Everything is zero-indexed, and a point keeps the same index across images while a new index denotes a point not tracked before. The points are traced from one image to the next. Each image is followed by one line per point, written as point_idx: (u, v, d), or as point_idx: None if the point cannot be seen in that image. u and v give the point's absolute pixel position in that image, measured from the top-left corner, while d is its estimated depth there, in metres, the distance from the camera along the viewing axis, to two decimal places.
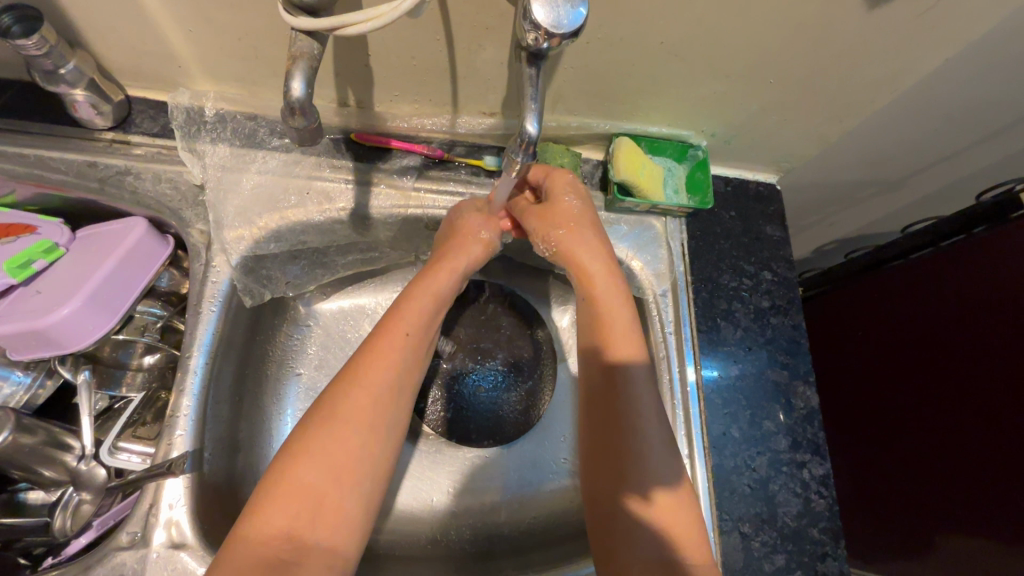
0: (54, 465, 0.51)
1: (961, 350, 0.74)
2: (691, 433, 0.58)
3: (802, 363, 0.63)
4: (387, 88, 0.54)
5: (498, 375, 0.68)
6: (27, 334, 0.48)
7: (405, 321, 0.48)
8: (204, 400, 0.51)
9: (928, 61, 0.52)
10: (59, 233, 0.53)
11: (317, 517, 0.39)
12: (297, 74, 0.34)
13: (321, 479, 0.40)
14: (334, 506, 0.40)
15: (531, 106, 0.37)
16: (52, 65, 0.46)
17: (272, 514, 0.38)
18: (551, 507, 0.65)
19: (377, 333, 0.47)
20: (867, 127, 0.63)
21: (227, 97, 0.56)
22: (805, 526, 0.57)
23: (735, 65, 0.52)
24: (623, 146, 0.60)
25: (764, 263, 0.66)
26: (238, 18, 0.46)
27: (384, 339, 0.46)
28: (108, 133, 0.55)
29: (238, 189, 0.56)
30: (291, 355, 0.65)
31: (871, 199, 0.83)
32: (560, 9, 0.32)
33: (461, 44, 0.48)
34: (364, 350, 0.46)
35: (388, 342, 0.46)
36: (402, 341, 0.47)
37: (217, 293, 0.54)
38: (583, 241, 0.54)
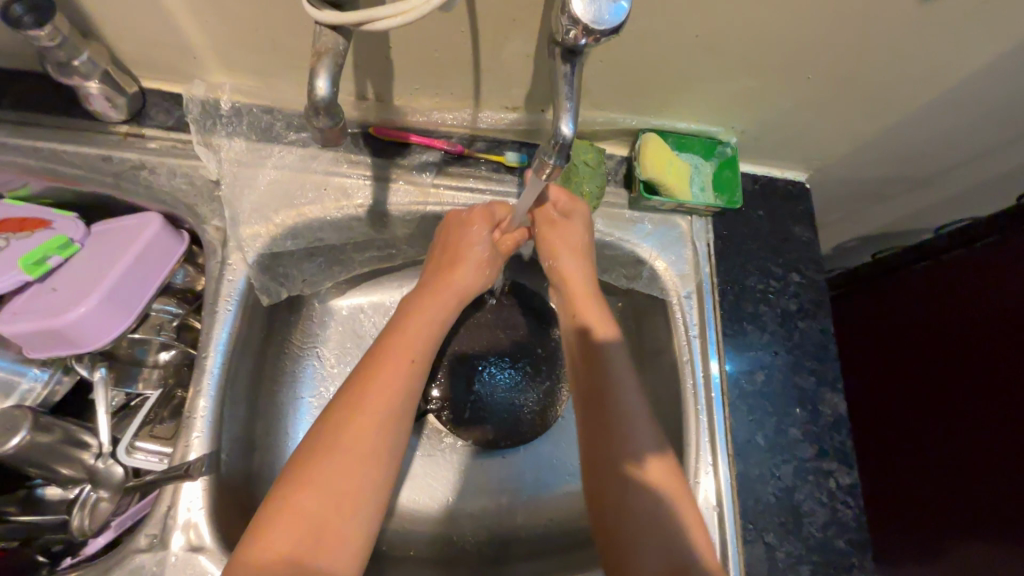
0: (71, 464, 0.50)
1: (992, 356, 0.72)
2: (716, 439, 0.57)
3: (830, 369, 0.61)
4: (408, 82, 0.52)
5: (514, 373, 0.67)
6: (44, 333, 0.48)
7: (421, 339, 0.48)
8: (220, 400, 0.51)
9: (977, 55, 0.50)
10: (74, 227, 0.52)
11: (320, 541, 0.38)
12: (322, 71, 0.32)
13: (325, 505, 0.39)
14: (338, 527, 0.39)
15: (565, 105, 0.36)
16: (66, 57, 0.45)
17: (276, 536, 0.38)
18: (567, 509, 0.65)
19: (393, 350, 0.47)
20: (907, 124, 0.60)
21: (244, 89, 0.54)
22: (831, 536, 0.55)
23: (773, 59, 0.49)
24: (651, 142, 0.58)
25: (792, 265, 0.64)
26: (256, 8, 0.44)
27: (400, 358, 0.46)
28: (122, 125, 0.54)
29: (255, 185, 0.55)
30: (308, 352, 0.65)
31: (902, 197, 0.80)
32: (601, 4, 0.30)
33: (487, 36, 0.46)
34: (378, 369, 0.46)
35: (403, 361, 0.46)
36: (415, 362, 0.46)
37: (233, 292, 0.53)
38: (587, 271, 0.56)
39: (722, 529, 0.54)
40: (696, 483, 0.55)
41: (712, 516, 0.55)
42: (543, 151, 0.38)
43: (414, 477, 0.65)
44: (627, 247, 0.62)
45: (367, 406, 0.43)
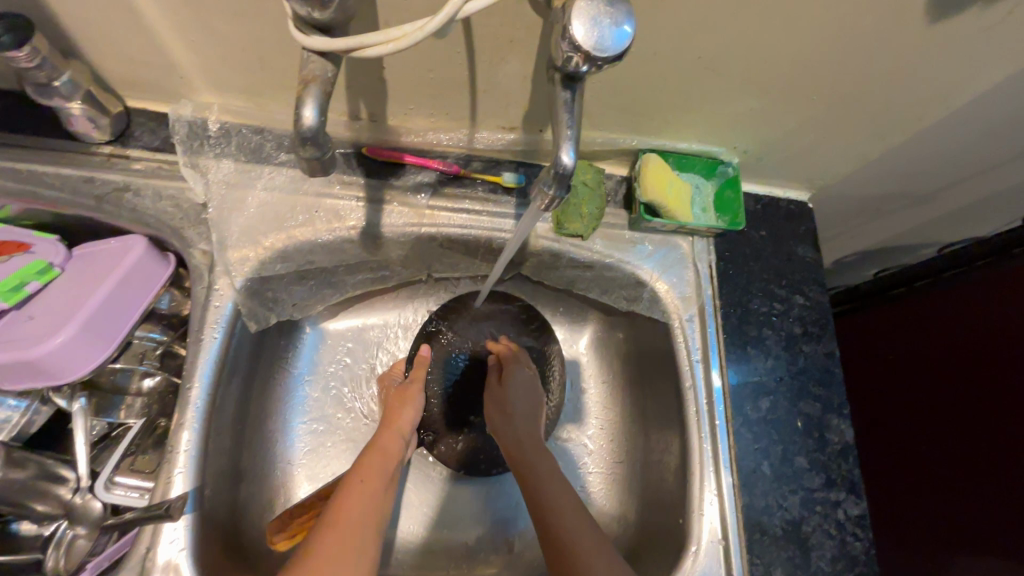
0: (46, 499, 0.48)
1: (1000, 380, 0.70)
2: (721, 469, 0.55)
3: (836, 395, 0.59)
4: (402, 102, 0.51)
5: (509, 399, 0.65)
6: (17, 364, 0.45)
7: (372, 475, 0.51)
8: (205, 434, 0.48)
9: (985, 76, 0.49)
10: (54, 252, 0.51)
11: None
12: (310, 100, 0.30)
13: None
14: None
15: (566, 133, 0.34)
16: (45, 78, 0.43)
17: None
18: None
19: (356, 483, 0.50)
20: (912, 144, 0.59)
21: (233, 109, 0.53)
22: (840, 571, 0.53)
23: (777, 80, 0.48)
24: (651, 163, 0.57)
25: (796, 287, 0.63)
26: (244, 28, 0.42)
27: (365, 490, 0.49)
28: (105, 146, 0.52)
29: (243, 207, 0.53)
30: (300, 375, 0.63)
31: (905, 215, 0.79)
32: (602, 29, 0.29)
33: (483, 57, 0.45)
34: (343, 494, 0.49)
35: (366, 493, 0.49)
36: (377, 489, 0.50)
37: (219, 319, 0.51)
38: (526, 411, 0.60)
39: (728, 564, 0.52)
40: (700, 515, 0.54)
41: (718, 550, 0.53)
42: (542, 182, 0.36)
43: (403, 505, 0.63)
44: (628, 269, 0.60)
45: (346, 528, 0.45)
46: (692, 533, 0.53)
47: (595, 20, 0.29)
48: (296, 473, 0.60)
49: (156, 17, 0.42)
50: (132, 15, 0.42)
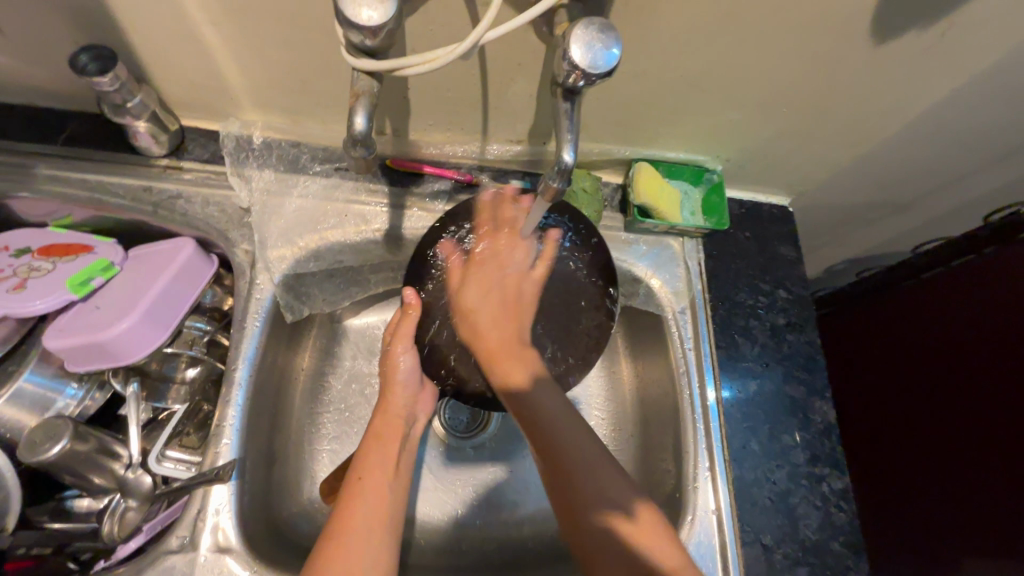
0: (102, 472, 0.53)
1: (971, 369, 0.75)
2: (713, 446, 0.60)
3: (818, 379, 0.65)
4: (423, 119, 0.58)
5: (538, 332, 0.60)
6: (87, 347, 0.52)
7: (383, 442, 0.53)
8: (247, 411, 0.54)
9: (933, 90, 0.56)
10: (114, 251, 0.57)
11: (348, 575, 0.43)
12: (360, 109, 0.38)
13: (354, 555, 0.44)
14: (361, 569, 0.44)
15: (567, 137, 0.41)
16: (121, 99, 0.50)
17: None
18: None
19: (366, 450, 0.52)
20: (878, 153, 0.66)
21: (274, 126, 0.60)
22: (826, 539, 0.58)
23: (751, 96, 0.55)
24: (642, 171, 0.64)
25: (779, 282, 0.69)
26: (293, 56, 0.50)
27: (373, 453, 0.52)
28: (162, 159, 0.59)
29: (282, 211, 0.60)
30: (327, 366, 0.68)
31: (882, 220, 0.85)
32: (595, 51, 0.36)
33: (495, 77, 0.52)
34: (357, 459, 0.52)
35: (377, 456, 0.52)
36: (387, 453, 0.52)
37: (261, 309, 0.57)
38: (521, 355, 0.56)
39: (721, 533, 0.57)
40: (695, 488, 0.58)
41: (711, 520, 0.57)
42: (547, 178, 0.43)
43: (418, 487, 0.67)
44: (624, 266, 0.67)
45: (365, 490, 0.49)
46: (687, 504, 0.58)
47: (589, 43, 0.36)
48: (317, 460, 0.64)
49: (219, 49, 0.50)
50: (199, 47, 0.49)
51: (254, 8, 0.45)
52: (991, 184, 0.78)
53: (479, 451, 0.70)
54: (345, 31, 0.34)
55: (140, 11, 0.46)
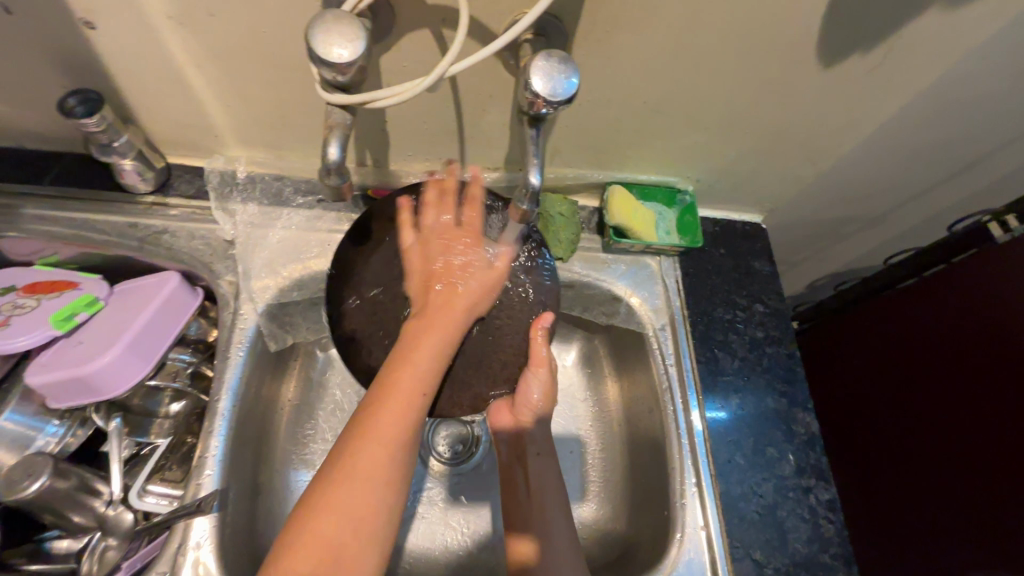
0: (82, 511, 0.52)
1: (950, 378, 0.76)
2: (698, 461, 0.60)
3: (799, 391, 0.65)
4: (401, 150, 0.60)
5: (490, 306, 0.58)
6: (70, 382, 0.52)
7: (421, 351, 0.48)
8: (230, 440, 0.54)
9: (883, 109, 0.59)
10: (99, 287, 0.58)
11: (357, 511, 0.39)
12: (334, 140, 0.39)
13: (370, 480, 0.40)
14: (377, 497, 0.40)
15: (533, 161, 0.43)
16: (108, 139, 0.52)
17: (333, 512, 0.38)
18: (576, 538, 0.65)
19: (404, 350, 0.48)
20: (840, 168, 0.69)
21: (259, 161, 0.62)
22: (816, 551, 0.58)
23: (712, 119, 0.58)
24: (616, 193, 0.66)
25: (755, 296, 0.70)
26: (274, 93, 0.52)
27: (411, 352, 0.47)
28: (148, 196, 0.61)
29: (266, 243, 0.61)
30: (311, 396, 0.68)
31: (855, 234, 0.88)
32: (555, 80, 0.38)
33: (469, 109, 0.54)
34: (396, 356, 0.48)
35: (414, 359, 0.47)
36: (427, 360, 0.47)
37: (244, 339, 0.58)
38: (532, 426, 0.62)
39: (711, 551, 0.56)
40: (683, 505, 0.58)
41: (700, 537, 0.57)
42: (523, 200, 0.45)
43: (405, 517, 0.66)
44: (604, 286, 0.68)
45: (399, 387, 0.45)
46: (676, 522, 0.57)
47: (549, 74, 0.38)
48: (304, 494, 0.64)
49: (204, 90, 0.52)
50: (184, 88, 0.52)
51: (237, 50, 0.47)
52: (954, 196, 0.81)
53: (468, 477, 0.70)
54: (318, 67, 0.36)
55: (127, 56, 0.48)
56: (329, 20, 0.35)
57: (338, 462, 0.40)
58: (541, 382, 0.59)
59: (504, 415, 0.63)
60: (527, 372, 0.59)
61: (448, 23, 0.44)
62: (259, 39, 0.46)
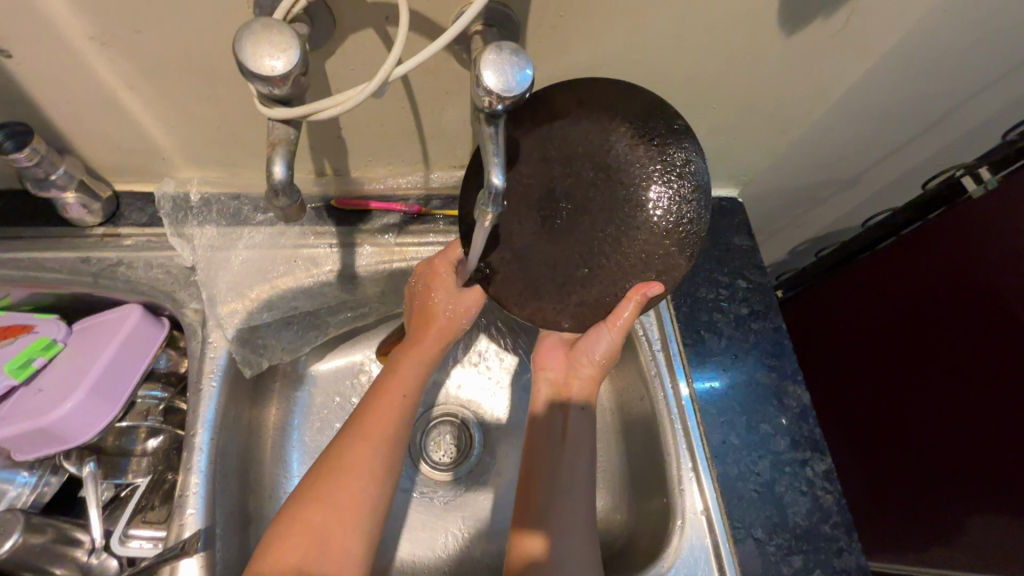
0: (64, 563, 0.50)
1: (938, 333, 0.77)
2: (693, 446, 0.60)
3: (788, 363, 0.65)
4: (361, 155, 0.58)
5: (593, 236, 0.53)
6: (34, 433, 0.49)
7: (397, 391, 0.53)
8: (212, 475, 0.52)
9: (850, 73, 0.58)
10: (56, 328, 0.55)
11: (324, 551, 0.44)
12: (279, 158, 0.37)
13: (329, 520, 0.45)
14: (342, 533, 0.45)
15: (494, 159, 0.40)
16: (44, 173, 0.49)
17: (285, 552, 0.43)
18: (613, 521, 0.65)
19: (375, 397, 0.53)
20: (811, 135, 0.68)
21: (212, 180, 0.59)
22: (817, 523, 0.57)
23: (679, 97, 0.57)
24: None
25: (737, 272, 0.69)
26: (217, 109, 0.49)
27: (380, 405, 0.52)
28: (98, 228, 0.58)
29: (229, 266, 0.59)
30: (298, 417, 0.66)
31: (831, 198, 0.87)
32: (507, 74, 0.36)
33: (427, 108, 0.52)
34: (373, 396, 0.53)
35: (383, 407, 0.52)
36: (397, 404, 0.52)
37: (216, 368, 0.55)
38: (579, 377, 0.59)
39: (713, 534, 0.56)
40: (681, 491, 0.58)
41: (701, 521, 0.57)
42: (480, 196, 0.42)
43: (407, 529, 0.65)
44: None
45: (369, 432, 0.50)
46: (675, 510, 0.57)
47: (501, 67, 0.36)
48: None
49: (142, 113, 0.49)
50: (120, 112, 0.49)
51: (169, 66, 0.44)
52: (926, 152, 0.81)
53: (465, 479, 0.68)
54: (251, 82, 0.33)
55: (52, 82, 0.45)
56: (257, 30, 0.32)
57: (307, 493, 0.46)
58: (608, 341, 0.57)
59: (556, 356, 0.62)
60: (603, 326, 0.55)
61: (391, 20, 0.41)
62: (192, 53, 0.43)
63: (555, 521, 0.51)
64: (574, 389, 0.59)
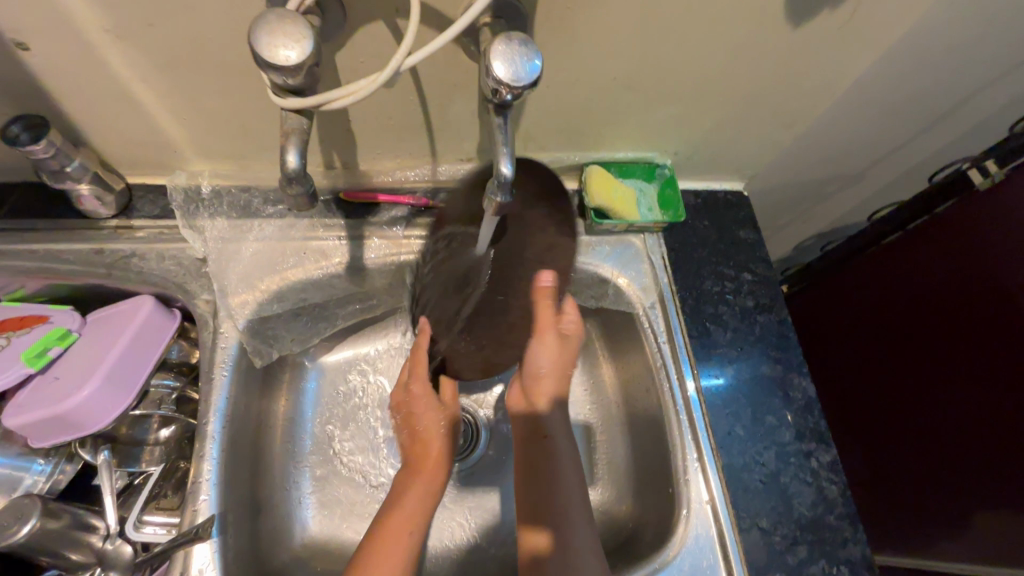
0: (80, 548, 0.51)
1: (943, 327, 0.77)
2: (698, 437, 0.60)
3: (793, 356, 0.65)
4: (369, 148, 0.58)
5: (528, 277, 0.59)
6: (52, 420, 0.50)
7: (421, 484, 0.58)
8: (224, 463, 0.53)
9: (857, 65, 0.58)
10: (71, 319, 0.56)
11: None
12: (292, 147, 0.37)
13: None
14: None
15: (502, 150, 0.41)
16: (59, 165, 0.50)
17: None
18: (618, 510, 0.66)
19: (398, 493, 0.57)
20: (817, 128, 0.68)
21: (222, 173, 0.60)
22: (822, 514, 0.58)
23: (685, 89, 0.57)
24: (595, 173, 0.65)
25: (743, 265, 0.70)
26: (229, 102, 0.50)
27: (405, 497, 0.56)
28: (111, 220, 0.59)
29: (240, 258, 0.59)
30: (307, 408, 0.67)
31: (836, 193, 0.87)
32: (517, 64, 0.36)
33: (434, 101, 0.53)
34: (394, 494, 0.57)
35: (408, 499, 0.56)
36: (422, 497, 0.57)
37: (227, 357, 0.56)
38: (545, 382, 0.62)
39: (718, 523, 0.56)
40: (686, 481, 0.58)
41: (706, 510, 0.57)
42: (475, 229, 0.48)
43: None
44: (591, 269, 0.67)
45: (394, 523, 0.53)
46: (681, 499, 0.58)
47: (511, 58, 0.36)
48: (306, 507, 0.63)
49: (155, 105, 0.50)
50: (133, 105, 0.49)
51: (181, 59, 0.45)
52: (933, 146, 0.81)
53: (471, 471, 0.69)
54: (266, 72, 0.34)
55: (67, 75, 0.45)
56: (272, 21, 0.33)
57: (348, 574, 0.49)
58: (547, 347, 0.61)
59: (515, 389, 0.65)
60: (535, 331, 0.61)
61: (401, 12, 0.42)
62: (204, 46, 0.44)
63: (565, 511, 0.53)
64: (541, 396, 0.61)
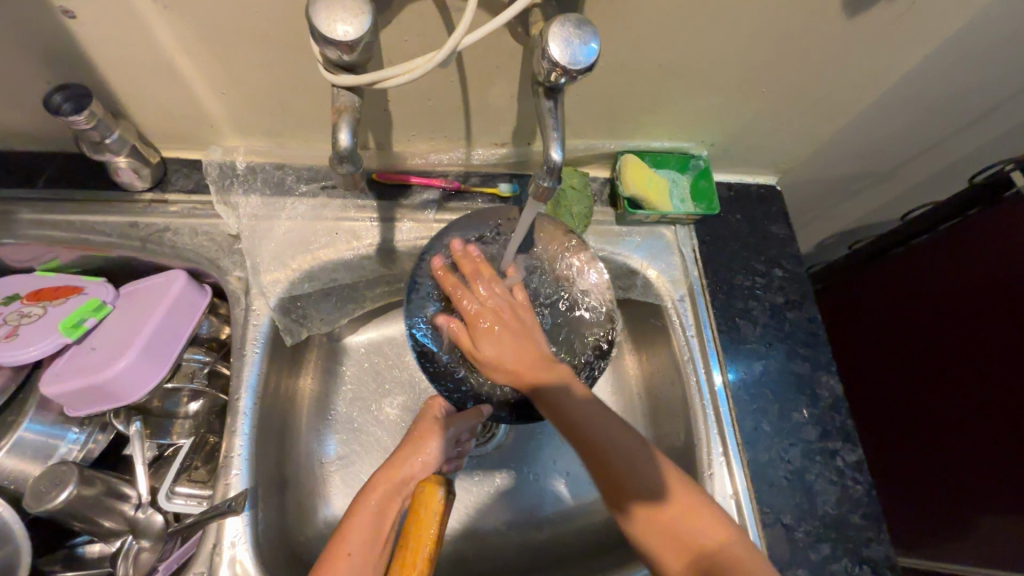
0: (111, 515, 0.51)
1: (970, 330, 0.76)
2: (724, 431, 0.60)
3: (822, 354, 0.65)
4: (405, 130, 0.58)
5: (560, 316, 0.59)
6: (89, 389, 0.51)
7: (396, 471, 0.49)
8: (254, 438, 0.54)
9: (907, 59, 0.56)
10: (105, 290, 0.56)
11: None
12: (343, 125, 0.37)
13: None
14: None
15: (554, 135, 0.40)
16: (100, 136, 0.50)
17: None
18: None
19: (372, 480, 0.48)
20: (858, 123, 0.67)
21: (257, 150, 0.60)
22: (846, 512, 0.58)
23: (729, 79, 0.56)
24: (630, 162, 0.64)
25: (774, 261, 0.69)
26: (269, 78, 0.50)
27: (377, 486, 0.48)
28: (146, 193, 0.59)
29: (272, 235, 0.59)
30: (331, 386, 0.68)
31: (868, 191, 0.86)
32: (574, 47, 0.35)
33: (475, 83, 0.52)
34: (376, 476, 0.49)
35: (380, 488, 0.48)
36: (394, 490, 0.48)
37: (259, 335, 0.57)
38: (512, 341, 0.51)
39: (742, 517, 0.56)
40: (711, 475, 0.58)
41: (731, 505, 0.57)
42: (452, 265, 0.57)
43: None
44: (620, 259, 0.67)
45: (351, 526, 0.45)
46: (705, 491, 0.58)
47: (567, 40, 0.35)
48: (331, 485, 0.63)
49: (195, 78, 0.49)
50: (174, 77, 0.49)
51: (225, 32, 0.44)
52: (973, 145, 0.79)
53: (495, 455, 0.68)
54: (322, 47, 0.34)
55: (111, 45, 0.45)
56: None
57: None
58: (495, 336, 0.51)
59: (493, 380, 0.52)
60: (476, 328, 0.52)
61: None
62: (249, 19, 0.43)
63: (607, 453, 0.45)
64: (527, 362, 0.50)
